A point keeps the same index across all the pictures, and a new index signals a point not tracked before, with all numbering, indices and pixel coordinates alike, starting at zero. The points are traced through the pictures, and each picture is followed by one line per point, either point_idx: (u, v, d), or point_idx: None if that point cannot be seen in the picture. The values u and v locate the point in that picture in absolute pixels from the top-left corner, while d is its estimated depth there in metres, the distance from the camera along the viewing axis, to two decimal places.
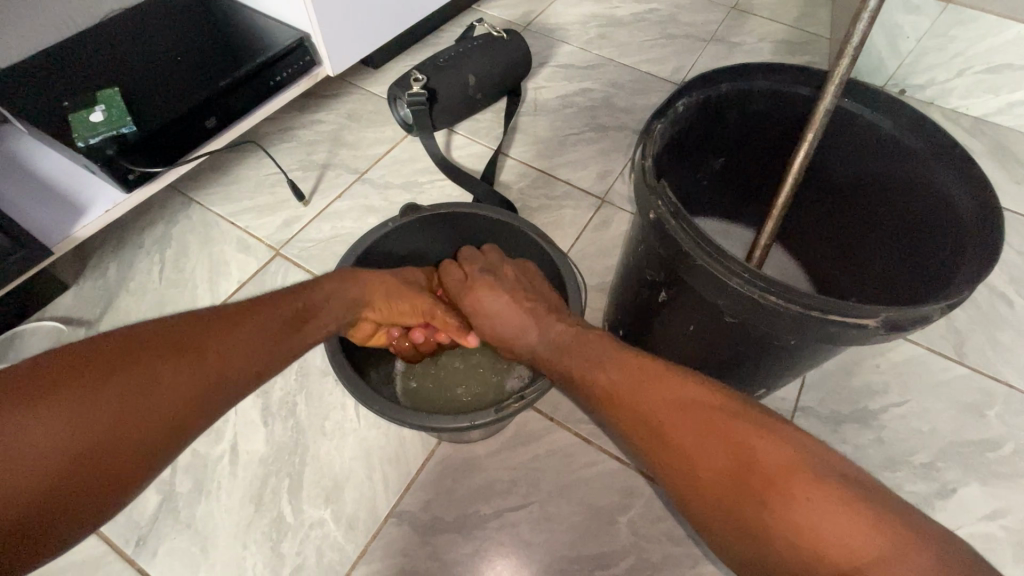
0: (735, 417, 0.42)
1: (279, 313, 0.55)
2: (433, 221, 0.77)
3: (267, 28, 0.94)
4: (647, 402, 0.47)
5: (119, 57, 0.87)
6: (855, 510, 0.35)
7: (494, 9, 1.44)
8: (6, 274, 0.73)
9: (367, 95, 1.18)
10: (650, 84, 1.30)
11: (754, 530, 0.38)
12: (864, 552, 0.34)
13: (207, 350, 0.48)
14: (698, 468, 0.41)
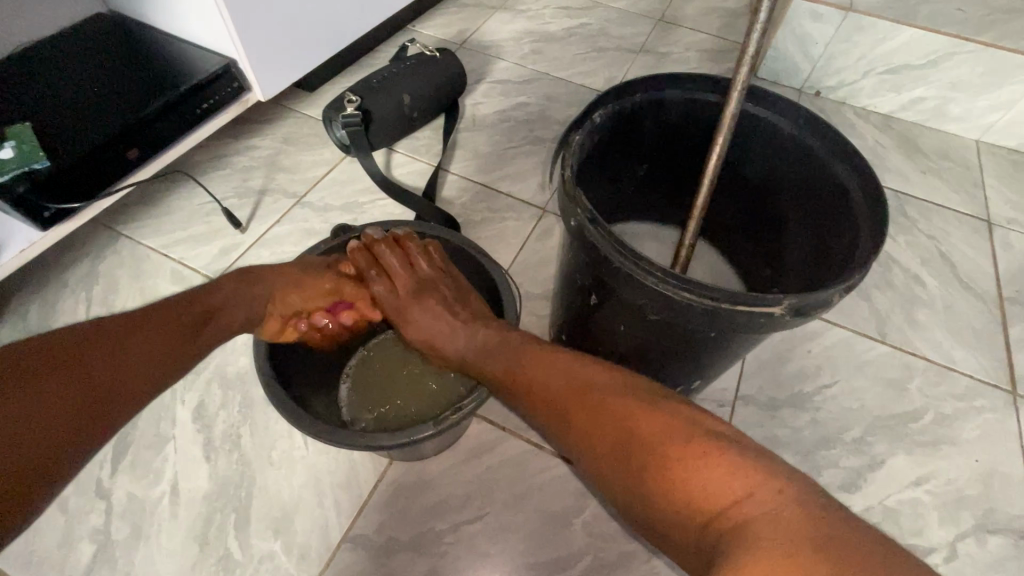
0: (635, 395, 0.48)
1: (175, 313, 0.55)
2: None
3: (190, 56, 0.93)
4: (566, 396, 0.51)
5: (29, 91, 0.84)
6: (729, 465, 0.39)
7: (429, 29, 1.46)
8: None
9: (303, 119, 1.18)
10: (585, 95, 1.34)
11: (660, 498, 0.41)
12: (722, 496, 0.38)
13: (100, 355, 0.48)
14: (594, 436, 0.47)
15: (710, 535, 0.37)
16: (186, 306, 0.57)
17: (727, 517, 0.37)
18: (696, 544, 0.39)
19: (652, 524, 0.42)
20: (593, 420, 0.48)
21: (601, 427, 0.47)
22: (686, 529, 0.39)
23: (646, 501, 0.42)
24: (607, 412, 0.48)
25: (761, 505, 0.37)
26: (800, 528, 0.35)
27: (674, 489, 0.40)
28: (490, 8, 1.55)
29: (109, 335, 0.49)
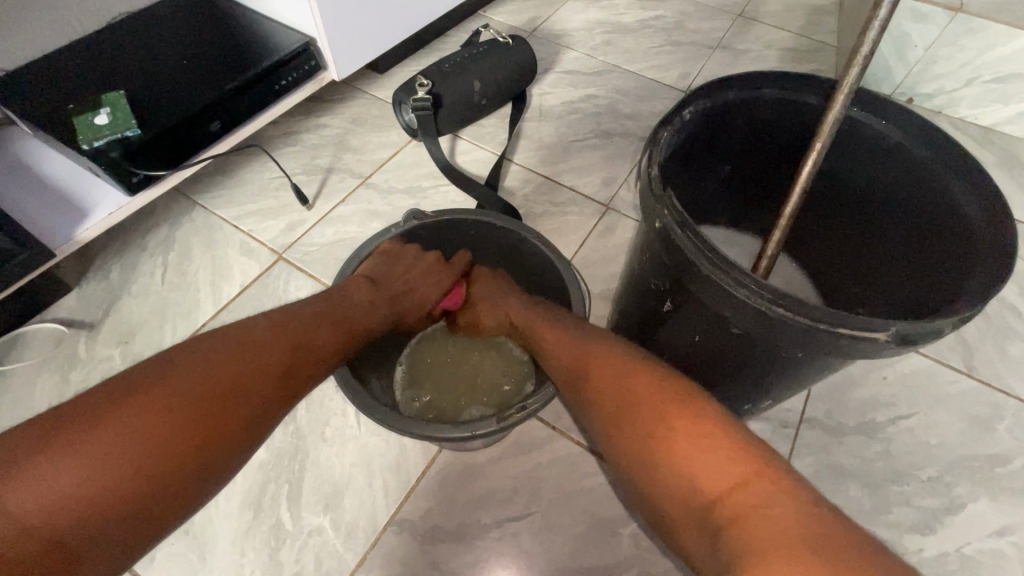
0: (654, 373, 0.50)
1: (331, 322, 0.60)
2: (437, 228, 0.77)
3: (273, 33, 0.94)
4: (598, 365, 0.53)
5: (125, 61, 0.87)
6: (732, 452, 0.41)
7: (500, 15, 1.44)
8: (8, 275, 0.73)
9: (372, 100, 1.18)
10: (655, 90, 1.29)
11: (668, 475, 0.43)
12: (723, 479, 0.40)
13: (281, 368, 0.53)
14: (619, 404, 0.49)
15: (710, 520, 0.39)
16: (323, 327, 0.59)
17: (727, 502, 0.39)
18: (696, 525, 0.40)
19: (657, 498, 0.44)
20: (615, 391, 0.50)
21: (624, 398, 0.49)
22: (687, 506, 0.41)
23: (655, 474, 0.44)
24: (630, 386, 0.49)
25: (755, 493, 0.38)
26: (796, 522, 0.36)
27: (681, 468, 0.42)
28: None
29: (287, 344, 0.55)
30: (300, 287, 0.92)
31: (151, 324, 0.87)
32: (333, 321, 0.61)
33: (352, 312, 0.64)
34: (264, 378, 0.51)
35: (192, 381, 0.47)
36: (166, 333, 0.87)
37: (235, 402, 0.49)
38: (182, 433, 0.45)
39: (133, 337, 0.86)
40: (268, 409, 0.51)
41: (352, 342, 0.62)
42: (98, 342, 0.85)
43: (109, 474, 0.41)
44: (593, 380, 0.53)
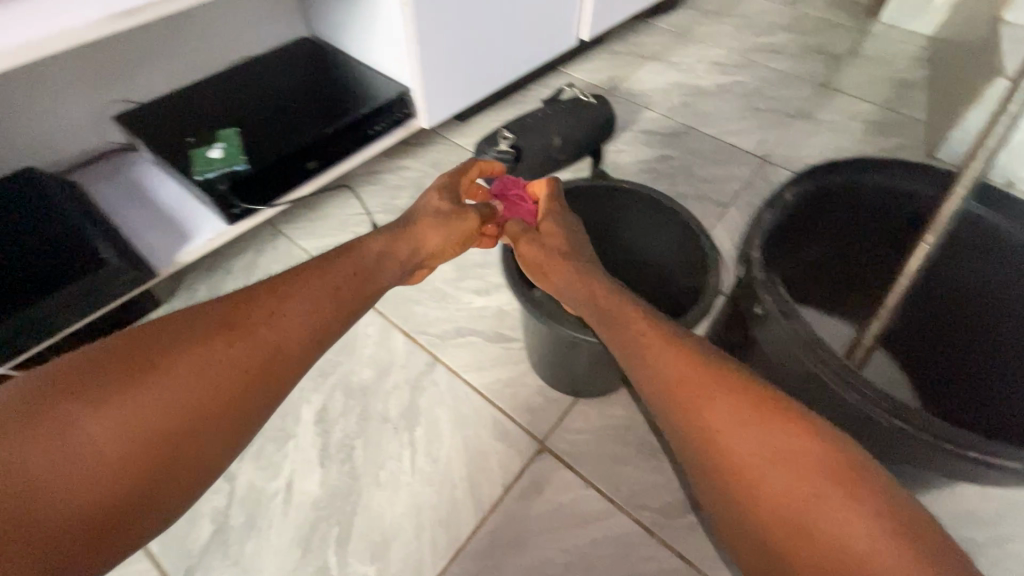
0: (765, 413, 0.47)
1: (312, 285, 0.59)
2: (620, 199, 0.78)
3: (373, 82, 1.01)
4: (692, 394, 0.49)
5: (239, 100, 0.95)
6: (872, 521, 0.40)
7: (580, 72, 1.48)
8: (114, 292, 0.77)
9: (453, 146, 1.23)
10: (732, 155, 1.28)
11: (795, 540, 0.41)
12: (853, 549, 0.39)
13: (249, 333, 0.53)
14: (734, 441, 0.46)
15: None
16: (302, 286, 0.58)
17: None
18: None
19: (775, 551, 0.42)
20: (717, 414, 0.47)
21: (732, 439, 0.46)
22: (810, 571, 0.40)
23: (771, 530, 0.43)
24: (748, 429, 0.46)
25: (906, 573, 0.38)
26: None
27: (814, 535, 0.41)
28: (642, 58, 1.55)
29: (258, 310, 0.54)
30: (368, 323, 0.94)
31: None
32: (314, 280, 0.59)
33: (368, 263, 0.64)
34: (240, 349, 0.52)
35: (179, 359, 0.49)
36: None
37: (198, 374, 0.49)
38: (139, 415, 0.45)
39: None
40: (246, 379, 0.51)
41: (349, 304, 0.60)
42: None
43: (69, 458, 0.42)
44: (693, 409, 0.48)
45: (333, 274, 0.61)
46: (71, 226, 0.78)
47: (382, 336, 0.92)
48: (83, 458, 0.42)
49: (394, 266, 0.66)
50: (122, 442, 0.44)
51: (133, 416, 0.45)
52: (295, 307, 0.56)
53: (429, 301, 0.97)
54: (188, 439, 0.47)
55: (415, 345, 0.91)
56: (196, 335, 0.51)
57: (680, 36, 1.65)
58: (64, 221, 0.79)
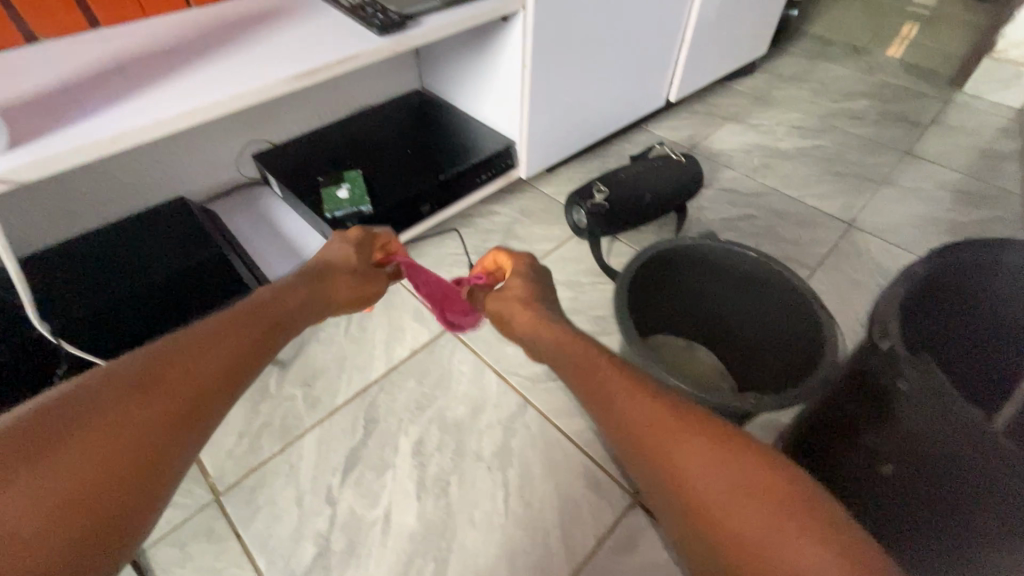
0: (754, 468, 0.40)
1: (256, 313, 0.56)
2: (724, 260, 0.78)
3: (481, 135, 1.08)
4: (684, 463, 0.41)
5: (363, 146, 1.04)
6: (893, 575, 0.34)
7: (660, 129, 1.54)
8: None
9: (541, 195, 1.29)
10: (817, 217, 1.28)
11: None
12: None
13: (210, 349, 0.49)
14: (740, 502, 0.38)
15: None
16: (247, 313, 0.56)
17: None
18: None
19: None
20: (693, 463, 0.41)
21: (741, 509, 0.38)
22: None
23: None
24: (737, 488, 0.39)
25: None
26: None
27: None
28: (721, 118, 1.60)
29: (213, 331, 0.51)
30: (462, 360, 0.98)
31: (331, 372, 0.96)
32: (258, 311, 0.56)
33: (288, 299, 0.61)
34: (210, 364, 0.48)
35: (117, 396, 0.41)
36: (342, 383, 0.94)
37: (169, 391, 0.44)
38: (109, 441, 0.39)
39: (314, 381, 0.94)
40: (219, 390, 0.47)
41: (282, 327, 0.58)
42: (285, 380, 0.95)
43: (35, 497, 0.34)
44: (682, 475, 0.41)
45: (262, 306, 0.57)
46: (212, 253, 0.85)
47: (475, 374, 0.95)
48: (51, 493, 0.35)
49: (310, 311, 0.64)
50: (89, 470, 0.37)
51: (96, 445, 0.38)
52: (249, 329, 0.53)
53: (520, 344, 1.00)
54: (163, 461, 0.41)
55: (507, 385, 0.94)
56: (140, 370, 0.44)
57: (758, 99, 1.68)
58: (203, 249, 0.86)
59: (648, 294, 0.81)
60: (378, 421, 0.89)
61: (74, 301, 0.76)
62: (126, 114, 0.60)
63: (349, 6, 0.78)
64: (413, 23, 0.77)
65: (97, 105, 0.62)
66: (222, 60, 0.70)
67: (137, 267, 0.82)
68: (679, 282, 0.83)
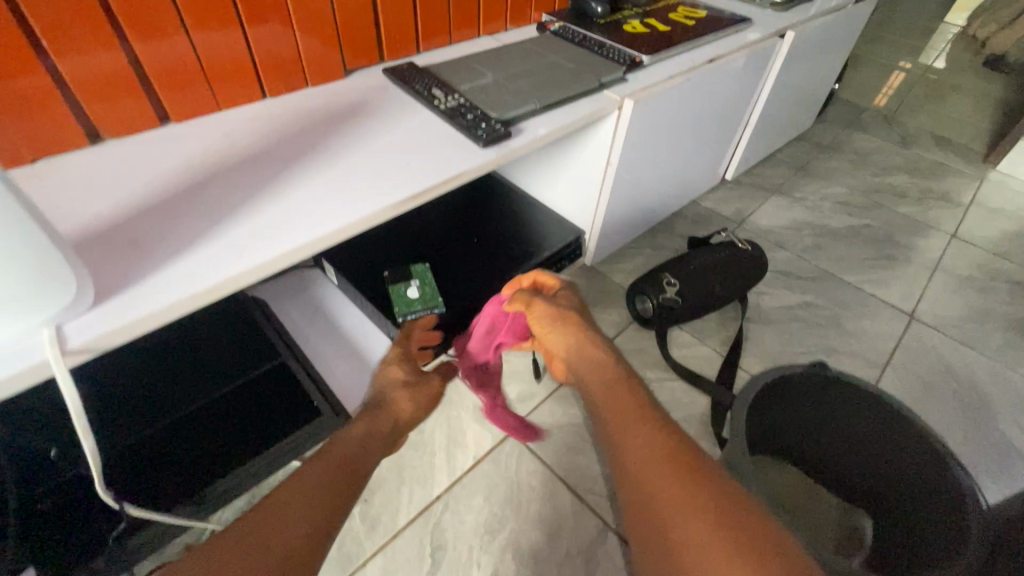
0: (723, 515, 0.47)
1: (339, 448, 0.62)
2: (850, 400, 0.77)
3: (550, 222, 1.05)
4: (665, 503, 0.50)
5: (428, 231, 0.99)
6: None
7: (707, 201, 1.50)
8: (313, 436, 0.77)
9: (595, 275, 1.24)
10: (878, 308, 1.24)
11: None
12: None
13: (306, 492, 0.55)
14: (694, 544, 0.46)
15: None
16: (333, 451, 0.61)
17: None
18: None
19: None
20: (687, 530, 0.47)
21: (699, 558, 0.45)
22: None
23: None
24: (700, 530, 0.46)
25: None
26: None
27: None
28: (766, 191, 1.57)
29: (303, 476, 0.56)
30: (531, 473, 0.90)
31: (389, 484, 0.87)
32: (342, 453, 0.61)
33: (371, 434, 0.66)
34: (305, 508, 0.53)
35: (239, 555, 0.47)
36: (403, 498, 0.86)
37: (276, 540, 0.49)
38: None
39: (372, 495, 0.86)
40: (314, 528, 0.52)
41: (366, 458, 0.63)
42: None
43: None
44: (657, 510, 0.50)
45: (343, 448, 0.62)
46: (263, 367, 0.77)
47: (547, 490, 0.88)
48: None
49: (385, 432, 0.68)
50: None
51: None
52: (332, 471, 0.58)
53: (591, 452, 0.93)
54: None
55: (582, 505, 0.87)
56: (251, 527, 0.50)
57: (799, 170, 1.67)
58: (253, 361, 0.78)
59: (763, 416, 0.80)
60: (446, 549, 0.81)
61: (129, 424, 0.71)
62: (222, 252, 0.52)
63: (446, 109, 0.72)
64: (514, 131, 0.72)
65: (181, 237, 0.53)
66: (316, 169, 0.64)
67: (180, 392, 0.75)
68: (796, 413, 0.81)
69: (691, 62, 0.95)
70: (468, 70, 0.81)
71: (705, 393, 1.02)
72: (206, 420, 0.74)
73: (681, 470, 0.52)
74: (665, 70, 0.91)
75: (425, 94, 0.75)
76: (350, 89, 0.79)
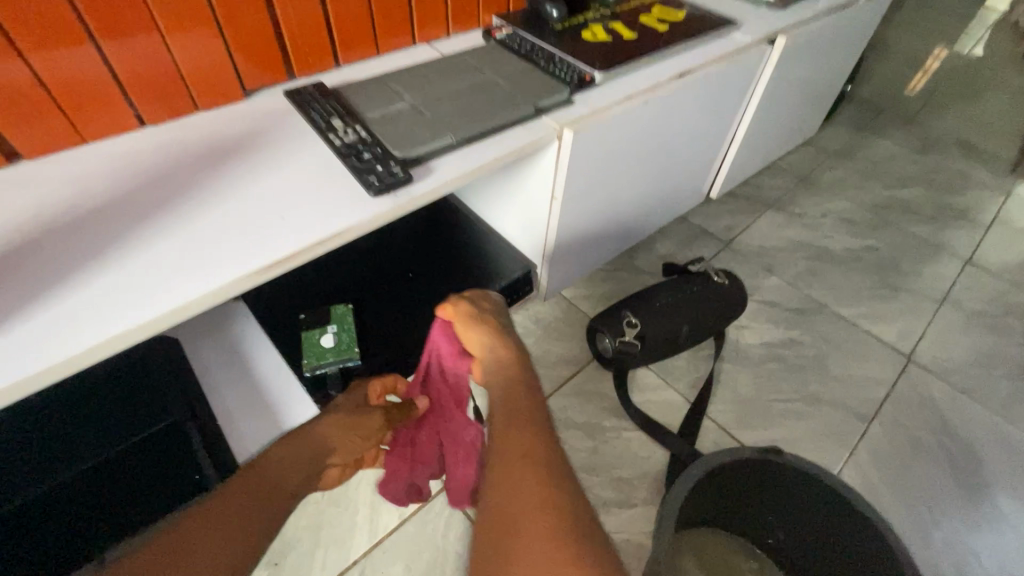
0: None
1: (257, 482, 0.64)
2: (811, 489, 0.69)
3: (498, 252, 0.92)
4: (515, 553, 0.45)
5: (358, 263, 0.89)
6: None
7: (694, 217, 1.38)
8: None
9: (559, 302, 1.14)
10: (872, 348, 1.12)
11: None
12: None
13: (227, 520, 0.59)
14: None
15: None
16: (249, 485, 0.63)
17: None
18: None
19: None
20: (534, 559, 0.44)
21: None
22: None
23: None
24: None
25: None
26: None
27: None
28: (761, 205, 1.43)
29: (217, 511, 0.59)
30: (460, 537, 0.83)
31: (304, 545, 0.81)
32: (258, 488, 0.63)
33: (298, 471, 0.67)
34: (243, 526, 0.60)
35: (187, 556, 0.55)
36: (316, 562, 0.79)
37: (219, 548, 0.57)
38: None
39: (284, 558, 0.79)
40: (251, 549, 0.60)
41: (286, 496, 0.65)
42: None
43: None
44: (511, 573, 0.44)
45: (261, 480, 0.64)
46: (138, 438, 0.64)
47: None
48: None
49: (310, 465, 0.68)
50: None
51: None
52: (247, 508, 0.61)
53: None
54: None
55: None
56: (176, 538, 0.56)
57: (801, 181, 1.52)
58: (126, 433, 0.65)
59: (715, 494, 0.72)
60: None
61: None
62: (29, 339, 0.45)
63: (340, 146, 0.62)
64: (420, 171, 0.62)
65: None
66: (171, 220, 0.55)
67: (44, 460, 0.61)
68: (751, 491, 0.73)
69: (658, 77, 0.83)
70: (386, 92, 0.70)
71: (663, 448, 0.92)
72: (79, 493, 0.62)
73: (540, 511, 0.47)
74: (623, 88, 0.79)
75: (322, 124, 0.65)
76: (247, 115, 0.69)
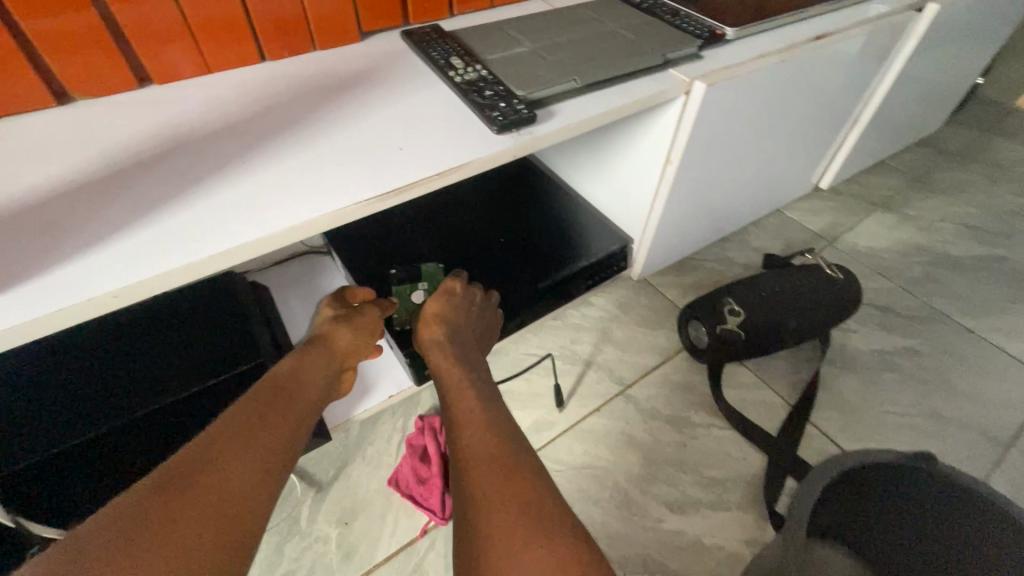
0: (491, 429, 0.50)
1: (261, 392, 0.50)
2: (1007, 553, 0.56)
3: (592, 226, 0.88)
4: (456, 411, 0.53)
5: (448, 222, 0.85)
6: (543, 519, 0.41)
7: (794, 211, 1.27)
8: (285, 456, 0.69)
9: (644, 287, 1.07)
10: (1005, 367, 0.98)
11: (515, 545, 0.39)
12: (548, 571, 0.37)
13: (242, 432, 0.44)
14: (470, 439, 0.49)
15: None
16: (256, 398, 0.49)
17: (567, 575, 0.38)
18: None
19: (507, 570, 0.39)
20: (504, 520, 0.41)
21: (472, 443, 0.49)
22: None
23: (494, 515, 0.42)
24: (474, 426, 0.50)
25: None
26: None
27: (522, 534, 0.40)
28: (870, 203, 1.30)
29: (233, 424, 0.44)
30: None
31: (375, 508, 0.78)
32: (273, 398, 0.49)
33: (304, 377, 0.55)
34: (257, 436, 0.44)
35: (201, 472, 0.39)
36: (387, 527, 0.76)
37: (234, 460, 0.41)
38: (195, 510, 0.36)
39: (354, 518, 0.77)
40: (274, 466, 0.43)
41: (298, 402, 0.51)
42: (321, 511, 0.77)
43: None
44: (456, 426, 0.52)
45: (268, 387, 0.50)
46: (214, 382, 0.60)
47: None
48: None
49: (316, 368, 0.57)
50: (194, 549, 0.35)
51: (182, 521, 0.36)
52: (262, 416, 0.47)
53: (609, 504, 0.79)
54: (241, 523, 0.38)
55: None
56: (181, 460, 0.40)
57: (915, 181, 1.37)
58: (201, 369, 0.60)
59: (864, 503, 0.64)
60: None
61: (79, 415, 0.55)
62: (148, 246, 0.43)
63: (461, 83, 0.59)
64: (543, 113, 0.58)
65: (99, 223, 0.45)
66: (289, 147, 0.53)
67: (129, 391, 0.57)
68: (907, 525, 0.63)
69: (792, 38, 0.75)
70: (503, 36, 0.67)
71: (762, 450, 0.83)
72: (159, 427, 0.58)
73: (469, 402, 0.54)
74: (754, 46, 0.72)
75: (441, 62, 0.62)
76: (361, 54, 0.67)
